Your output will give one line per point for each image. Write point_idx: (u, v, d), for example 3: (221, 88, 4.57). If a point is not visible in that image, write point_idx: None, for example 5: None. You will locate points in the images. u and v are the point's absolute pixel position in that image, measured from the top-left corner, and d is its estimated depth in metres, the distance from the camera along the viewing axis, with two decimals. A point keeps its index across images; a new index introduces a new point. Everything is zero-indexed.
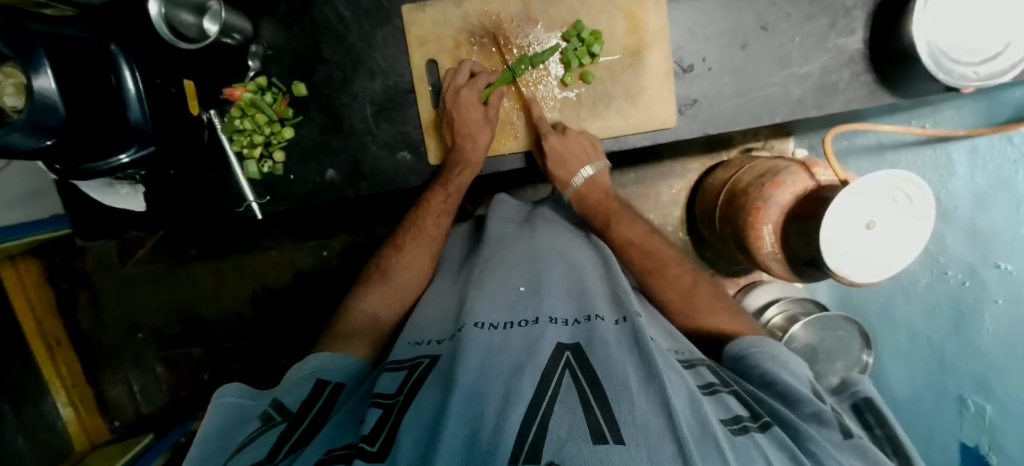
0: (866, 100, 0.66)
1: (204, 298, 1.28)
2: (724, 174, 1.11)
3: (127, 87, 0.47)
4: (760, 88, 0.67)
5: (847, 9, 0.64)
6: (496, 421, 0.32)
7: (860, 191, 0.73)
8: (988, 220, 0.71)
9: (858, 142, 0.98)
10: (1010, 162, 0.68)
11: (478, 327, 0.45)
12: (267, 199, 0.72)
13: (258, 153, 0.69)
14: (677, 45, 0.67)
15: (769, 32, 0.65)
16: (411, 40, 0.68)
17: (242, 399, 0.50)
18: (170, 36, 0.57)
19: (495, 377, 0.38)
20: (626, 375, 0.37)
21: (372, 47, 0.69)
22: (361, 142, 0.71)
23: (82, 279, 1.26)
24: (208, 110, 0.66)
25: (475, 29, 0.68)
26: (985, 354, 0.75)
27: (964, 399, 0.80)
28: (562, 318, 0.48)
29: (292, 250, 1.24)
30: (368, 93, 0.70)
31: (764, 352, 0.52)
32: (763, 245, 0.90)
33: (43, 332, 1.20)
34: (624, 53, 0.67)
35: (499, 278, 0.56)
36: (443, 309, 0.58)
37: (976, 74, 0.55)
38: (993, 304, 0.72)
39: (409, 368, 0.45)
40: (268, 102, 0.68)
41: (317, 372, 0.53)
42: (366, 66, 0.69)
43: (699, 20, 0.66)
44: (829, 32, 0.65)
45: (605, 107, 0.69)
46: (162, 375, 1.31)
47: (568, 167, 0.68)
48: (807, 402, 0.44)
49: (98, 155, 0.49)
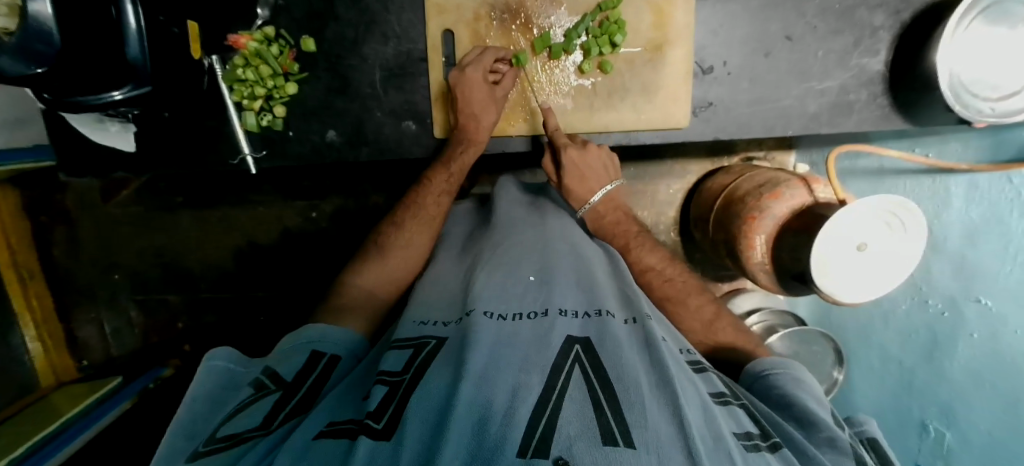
0: (878, 123, 0.66)
1: (187, 247, 1.25)
2: (724, 180, 1.11)
3: (127, 22, 0.43)
4: (778, 99, 0.66)
5: (874, 29, 0.63)
6: (505, 414, 0.32)
7: (857, 212, 0.75)
8: (976, 256, 0.74)
9: (859, 163, 1.00)
10: (1005, 199, 0.70)
11: (487, 316, 0.46)
12: (264, 154, 0.70)
13: (258, 106, 0.67)
14: (700, 45, 0.66)
15: (794, 42, 0.64)
16: (430, 7, 0.66)
17: (231, 364, 0.50)
18: None
19: (504, 368, 0.38)
20: (637, 378, 0.37)
21: (388, 9, 0.66)
22: (366, 106, 0.69)
23: (61, 214, 1.22)
24: (209, 54, 0.63)
25: (497, 4, 0.65)
26: (954, 381, 0.79)
27: (926, 424, 0.84)
28: (571, 310, 0.48)
29: (280, 208, 1.21)
30: (379, 57, 0.68)
31: (790, 375, 0.53)
32: (754, 255, 0.92)
33: (17, 264, 1.18)
34: (646, 47, 0.66)
35: (509, 265, 0.56)
36: (450, 287, 0.58)
37: (991, 110, 0.53)
38: (968, 336, 0.76)
39: (416, 347, 0.45)
40: (274, 54, 0.65)
41: (312, 344, 0.52)
42: (380, 28, 0.67)
43: (725, 23, 0.65)
44: (852, 50, 0.64)
45: (619, 100, 0.68)
46: (136, 320, 1.29)
47: (580, 187, 0.69)
48: (822, 426, 0.45)
49: (92, 89, 0.47)
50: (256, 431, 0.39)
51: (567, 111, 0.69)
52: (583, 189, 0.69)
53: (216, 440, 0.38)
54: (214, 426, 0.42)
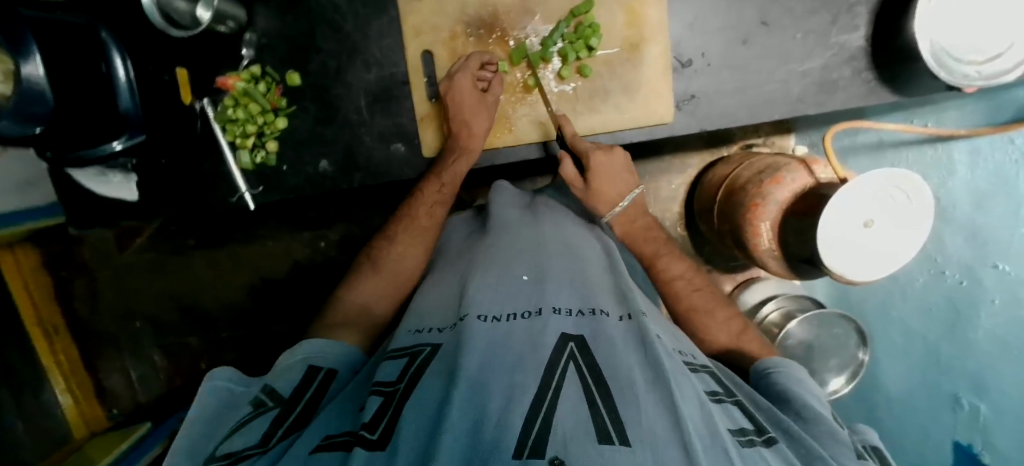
0: (866, 98, 0.64)
1: (202, 287, 1.28)
2: (724, 170, 1.10)
3: (117, 76, 0.45)
4: (760, 85, 0.66)
5: (850, 5, 0.62)
6: (501, 415, 0.32)
7: (858, 188, 0.74)
8: (986, 220, 0.75)
9: None
10: (1011, 162, 0.72)
11: (481, 319, 0.45)
12: (260, 190, 0.71)
13: (251, 143, 0.68)
14: (677, 39, 0.66)
15: (770, 27, 0.64)
16: (407, 30, 0.67)
17: (232, 384, 0.50)
18: (161, 22, 0.49)
19: (499, 368, 0.38)
20: (631, 378, 0.37)
21: (367, 37, 0.68)
22: (355, 133, 0.70)
23: (80, 268, 1.26)
24: (201, 97, 0.66)
25: (472, 21, 0.67)
26: (979, 350, 0.79)
27: (959, 398, 0.82)
28: (566, 308, 0.48)
29: (288, 241, 1.24)
30: (363, 84, 0.69)
31: (789, 373, 0.53)
32: (761, 243, 0.90)
33: (41, 319, 1.21)
34: (623, 47, 0.66)
35: (502, 266, 0.56)
36: (444, 295, 0.58)
37: (978, 74, 0.50)
38: (990, 302, 0.77)
39: (411, 355, 0.46)
40: (262, 92, 0.67)
41: (309, 358, 0.53)
42: (362, 56, 0.68)
43: (700, 15, 0.65)
44: (831, 28, 0.63)
45: (601, 101, 0.68)
46: (160, 364, 1.32)
47: (605, 193, 0.68)
48: (823, 422, 0.45)
49: (91, 141, 0.48)
50: (254, 449, 0.40)
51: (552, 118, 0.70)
52: (606, 194, 0.68)
53: (215, 458, 0.38)
54: (214, 444, 0.42)
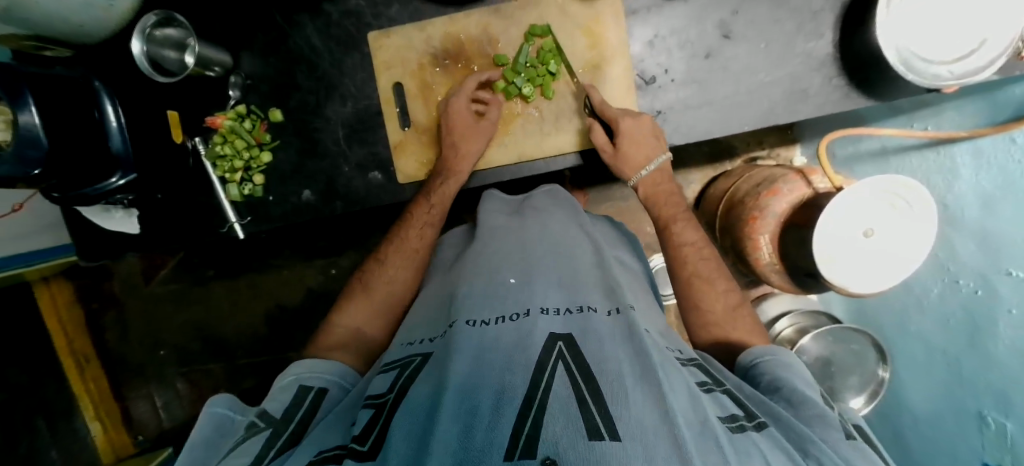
0: (840, 105, 0.61)
1: (221, 315, 1.30)
2: (726, 184, 1.05)
3: (109, 121, 0.50)
4: (730, 96, 0.63)
5: (814, 13, 0.59)
6: (492, 415, 0.34)
7: (856, 196, 0.71)
8: (994, 224, 0.69)
9: (863, 147, 0.95)
10: (1014, 162, 0.65)
11: (469, 324, 0.46)
12: (249, 219, 0.71)
13: (239, 177, 0.68)
14: (639, 57, 0.65)
15: (733, 40, 0.62)
16: (378, 65, 0.67)
17: (231, 412, 0.51)
18: (149, 70, 0.54)
19: (491, 369, 0.39)
20: (619, 370, 0.39)
21: (343, 73, 0.68)
22: (335, 164, 0.70)
23: (110, 299, 1.29)
24: (192, 136, 0.66)
25: (438, 52, 0.67)
26: (1001, 365, 0.71)
27: (984, 416, 0.75)
28: (553, 308, 0.49)
29: (301, 269, 1.26)
30: (340, 117, 0.69)
31: (777, 360, 0.52)
32: (761, 256, 0.87)
33: (73, 350, 1.26)
34: (585, 68, 0.65)
35: (489, 271, 0.56)
36: (436, 302, 0.59)
37: (949, 73, 0.50)
38: (1006, 313, 0.69)
39: (400, 367, 0.47)
40: (247, 129, 0.67)
41: (299, 379, 0.53)
42: (338, 91, 0.69)
43: (659, 33, 0.63)
44: (796, 36, 0.60)
45: (567, 122, 0.67)
46: (184, 392, 1.32)
47: (633, 160, 0.64)
48: (812, 406, 0.45)
49: (95, 179, 0.52)
50: None
51: (521, 139, 0.68)
52: (637, 158, 0.63)
53: None
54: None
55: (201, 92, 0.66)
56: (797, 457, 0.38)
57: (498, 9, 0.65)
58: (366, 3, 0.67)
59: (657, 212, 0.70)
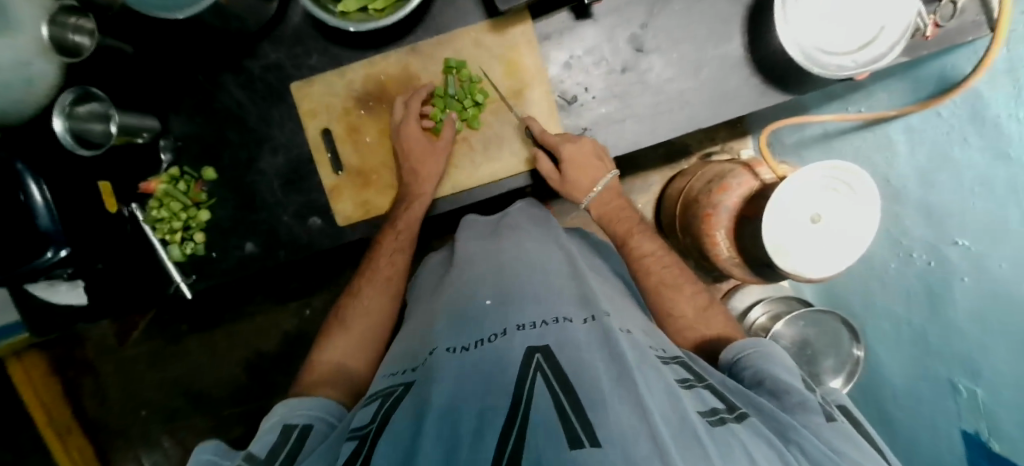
0: (758, 103, 0.62)
1: (202, 369, 1.27)
2: (681, 183, 1.07)
3: (34, 200, 0.49)
4: (653, 106, 0.64)
5: (722, 18, 0.61)
6: (474, 437, 0.33)
7: (799, 184, 0.72)
8: (938, 195, 0.69)
9: (807, 133, 0.97)
10: (942, 134, 0.67)
11: (450, 351, 0.45)
12: (194, 278, 0.71)
13: (179, 237, 0.68)
14: (557, 79, 0.66)
15: (647, 52, 0.63)
16: (303, 114, 0.68)
17: (218, 457, 0.47)
18: (71, 143, 0.52)
19: (472, 388, 0.39)
20: (596, 376, 0.38)
21: (270, 125, 0.69)
22: (273, 215, 0.70)
23: (85, 366, 1.27)
24: (129, 203, 0.65)
25: (361, 95, 0.68)
26: (966, 334, 0.71)
27: (956, 384, 0.75)
28: (530, 323, 0.47)
29: (276, 313, 1.25)
30: (273, 168, 0.69)
31: (759, 351, 0.51)
32: (720, 252, 0.89)
33: (52, 421, 1.21)
34: (507, 95, 0.66)
35: (466, 295, 0.54)
36: (416, 330, 0.57)
37: (854, 63, 0.53)
38: (960, 281, 0.70)
39: (384, 397, 0.45)
40: (182, 191, 0.68)
41: (286, 417, 0.50)
42: (268, 143, 0.69)
43: (575, 54, 0.65)
44: (708, 43, 0.62)
45: (496, 148, 0.67)
46: (172, 451, 1.29)
47: (579, 183, 0.66)
48: (794, 394, 0.44)
49: (32, 256, 0.50)
50: None
51: (456, 170, 0.69)
52: (585, 181, 0.65)
53: None
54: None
55: (133, 162, 0.66)
56: (782, 448, 0.37)
57: (415, 48, 0.66)
58: (285, 55, 0.68)
59: (613, 232, 0.70)
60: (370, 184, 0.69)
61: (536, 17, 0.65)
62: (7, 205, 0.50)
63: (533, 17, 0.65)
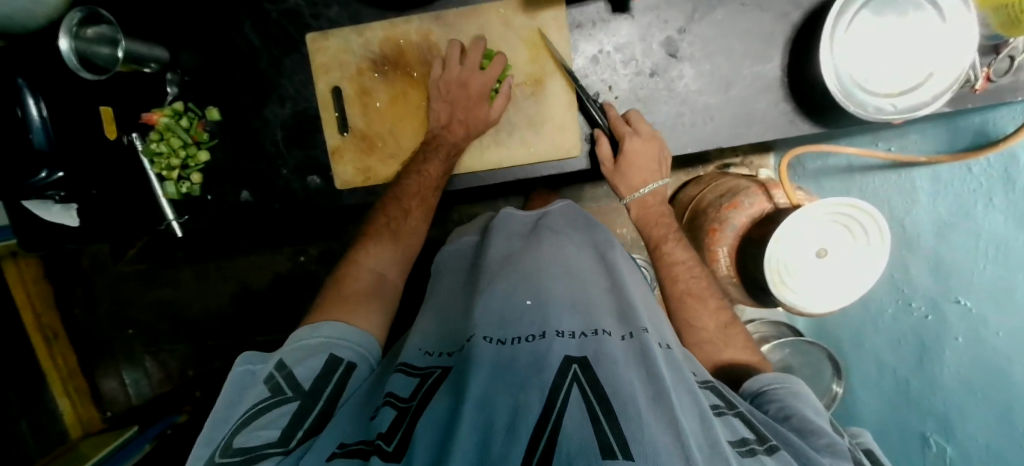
0: (786, 130, 0.61)
1: (189, 298, 1.26)
2: (694, 190, 0.99)
3: (31, 116, 0.49)
4: (676, 116, 0.62)
5: (764, 35, 0.59)
6: (508, 433, 0.33)
7: (807, 216, 0.69)
8: (949, 250, 0.67)
9: (830, 162, 0.92)
10: (968, 192, 0.64)
11: (487, 341, 0.43)
12: (186, 218, 0.70)
13: (176, 175, 0.67)
14: (583, 72, 0.63)
15: (681, 59, 0.61)
16: (315, 68, 0.66)
17: (255, 366, 0.49)
18: (76, 64, 0.49)
19: (505, 388, 0.37)
20: (633, 394, 0.35)
21: (280, 73, 0.67)
22: (272, 166, 0.69)
23: (79, 277, 1.23)
24: (129, 132, 0.63)
25: (377, 57, 0.65)
26: (947, 391, 0.70)
27: (927, 437, 0.75)
28: (568, 332, 0.43)
29: (269, 255, 1.22)
30: (278, 118, 0.68)
31: (788, 388, 0.48)
32: (719, 269, 0.86)
33: (41, 324, 1.16)
34: (526, 81, 0.64)
35: (506, 287, 0.50)
36: (451, 313, 0.55)
37: (892, 107, 0.51)
38: (954, 341, 0.69)
39: (424, 375, 0.45)
40: (185, 127, 0.66)
41: (331, 345, 0.49)
42: (276, 92, 0.68)
43: (605, 48, 0.62)
44: (744, 59, 0.60)
45: (507, 135, 0.65)
46: (154, 372, 1.29)
47: (631, 181, 0.63)
48: (823, 435, 0.41)
49: (28, 173, 0.51)
50: (276, 450, 0.40)
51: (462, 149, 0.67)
52: (633, 181, 0.63)
53: (231, 453, 0.39)
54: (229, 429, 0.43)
55: (135, 89, 0.63)
56: None
57: (440, 16, 0.63)
58: (305, 2, 0.65)
59: (648, 233, 0.65)
60: (372, 150, 0.67)
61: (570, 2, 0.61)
62: (4, 119, 0.49)
63: (568, 2, 0.62)
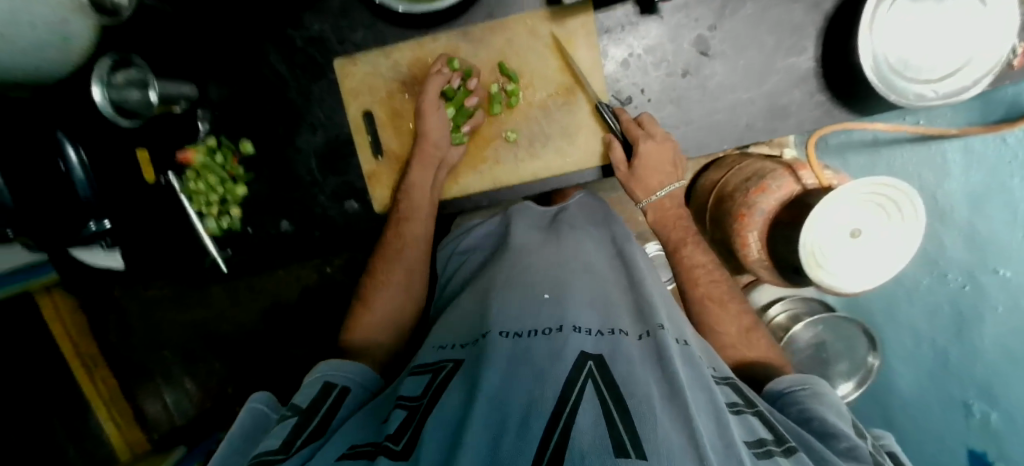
0: (821, 121, 0.60)
1: (220, 316, 1.26)
2: (716, 174, 0.95)
3: (73, 169, 0.49)
4: (708, 114, 0.62)
5: (796, 26, 0.58)
6: (521, 425, 0.32)
7: (841, 196, 0.68)
8: (987, 224, 0.67)
9: (855, 135, 0.89)
10: (1008, 165, 0.63)
11: (502, 336, 0.43)
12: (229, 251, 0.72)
13: (215, 210, 0.69)
14: (614, 77, 0.63)
15: (712, 57, 0.60)
16: (345, 93, 0.66)
17: (267, 409, 0.50)
18: (111, 114, 0.51)
19: (518, 381, 0.36)
20: (647, 392, 0.34)
21: (310, 102, 0.67)
22: (310, 194, 0.70)
23: (112, 304, 1.23)
24: (164, 170, 0.62)
25: (406, 78, 0.65)
26: (989, 362, 0.71)
27: (969, 405, 0.76)
28: (585, 328, 0.43)
29: (296, 268, 1.22)
30: (311, 146, 0.69)
31: (809, 390, 0.49)
32: (750, 253, 0.83)
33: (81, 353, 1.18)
34: (557, 91, 0.63)
35: (524, 286, 0.51)
36: (463, 311, 0.55)
37: (935, 92, 0.50)
38: (992, 310, 0.69)
39: (433, 371, 0.45)
40: (220, 163, 0.68)
41: (324, 377, 0.51)
42: (307, 120, 0.68)
43: (635, 52, 0.61)
44: (776, 52, 0.59)
45: (541, 146, 0.65)
46: (192, 391, 1.30)
47: (647, 183, 0.62)
48: (844, 439, 0.42)
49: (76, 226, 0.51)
50: (276, 455, 0.39)
51: (499, 163, 0.67)
52: (650, 184, 0.62)
53: None
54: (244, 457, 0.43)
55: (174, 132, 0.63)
56: None
57: (465, 32, 0.63)
58: (329, 29, 0.65)
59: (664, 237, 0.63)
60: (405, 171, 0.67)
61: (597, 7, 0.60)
62: None
63: (595, 7, 0.61)
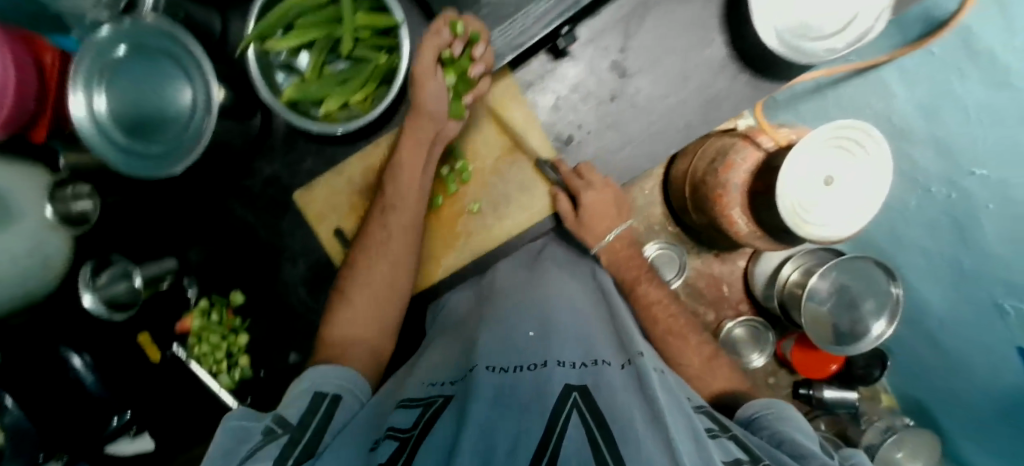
0: (753, 97, 0.63)
1: None
2: (682, 163, 0.97)
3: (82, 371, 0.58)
4: (647, 127, 0.64)
5: (696, 24, 0.62)
6: (509, 457, 0.32)
7: (812, 143, 0.71)
8: (948, 132, 0.68)
9: (799, 87, 0.93)
10: (943, 73, 0.65)
11: (489, 370, 0.44)
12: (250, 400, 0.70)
13: (225, 365, 0.69)
14: (550, 123, 0.66)
15: (632, 75, 0.63)
16: (310, 218, 0.68)
17: (246, 419, 0.43)
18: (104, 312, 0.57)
19: (506, 415, 0.37)
20: (629, 417, 0.35)
21: (283, 237, 0.70)
22: (307, 321, 0.71)
23: None
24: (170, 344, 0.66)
25: (362, 186, 0.68)
26: (1003, 261, 0.68)
27: (1001, 304, 0.71)
28: (569, 361, 0.44)
29: None
30: (295, 278, 0.70)
31: (775, 413, 0.49)
32: (739, 229, 0.82)
33: None
34: (503, 152, 0.66)
35: (509, 327, 0.52)
36: (445, 360, 0.54)
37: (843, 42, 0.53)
38: (985, 208, 0.68)
39: (424, 405, 0.44)
40: (216, 320, 0.70)
41: (315, 386, 0.48)
42: (285, 255, 0.70)
43: (562, 94, 0.65)
44: (688, 51, 0.62)
45: (505, 208, 0.67)
46: None
47: (596, 231, 0.64)
48: (815, 456, 0.41)
49: None
50: None
51: (472, 233, 0.68)
52: (598, 227, 0.64)
53: None
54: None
55: (161, 307, 0.67)
56: None
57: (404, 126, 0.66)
58: (281, 168, 0.69)
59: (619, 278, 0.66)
60: None
61: (514, 68, 0.64)
62: None
63: (512, 69, 0.65)
